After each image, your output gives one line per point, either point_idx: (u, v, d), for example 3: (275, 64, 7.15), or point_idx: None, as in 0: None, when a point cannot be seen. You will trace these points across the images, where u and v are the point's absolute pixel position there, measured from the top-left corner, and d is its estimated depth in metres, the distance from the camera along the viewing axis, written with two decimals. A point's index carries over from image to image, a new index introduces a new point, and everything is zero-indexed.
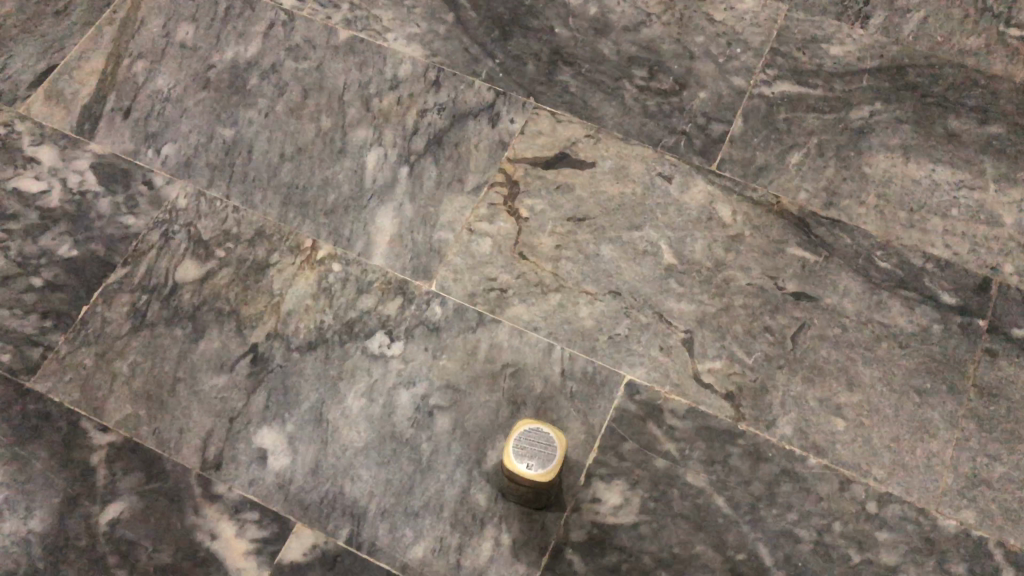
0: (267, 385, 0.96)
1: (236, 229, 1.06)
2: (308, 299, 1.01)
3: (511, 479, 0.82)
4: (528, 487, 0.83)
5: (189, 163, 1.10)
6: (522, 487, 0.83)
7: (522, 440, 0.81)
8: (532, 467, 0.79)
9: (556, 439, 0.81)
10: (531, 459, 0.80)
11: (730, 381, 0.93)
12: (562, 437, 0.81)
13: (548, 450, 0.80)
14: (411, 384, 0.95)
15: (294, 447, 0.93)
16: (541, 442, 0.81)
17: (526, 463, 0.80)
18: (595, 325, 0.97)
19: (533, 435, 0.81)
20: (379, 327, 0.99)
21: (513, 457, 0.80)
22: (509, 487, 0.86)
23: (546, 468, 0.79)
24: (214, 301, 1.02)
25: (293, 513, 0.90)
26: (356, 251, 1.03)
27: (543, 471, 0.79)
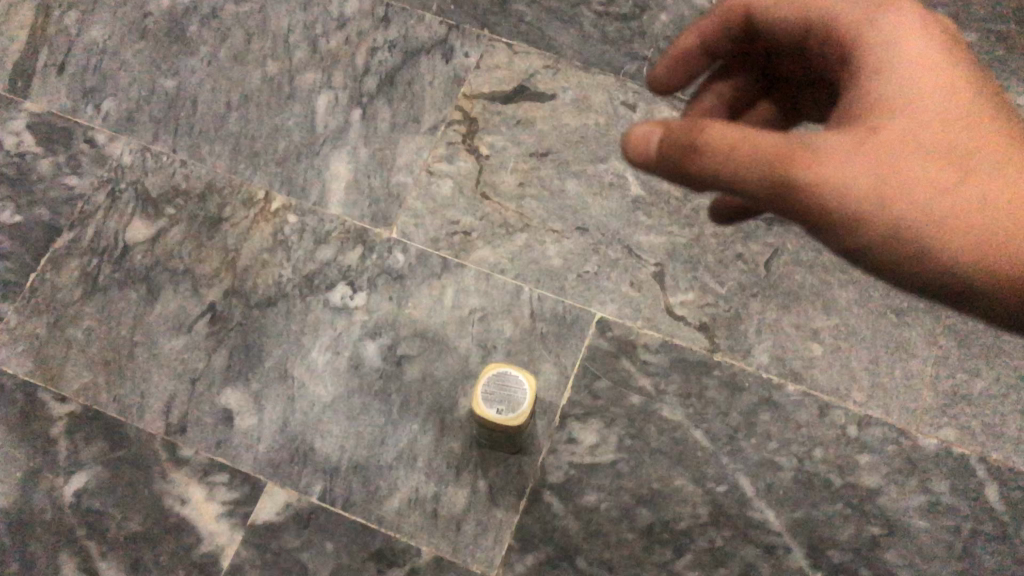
0: (228, 344, 0.93)
1: (185, 184, 1.02)
2: (264, 253, 0.97)
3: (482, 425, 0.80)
4: (501, 432, 0.81)
5: (131, 118, 1.05)
6: (494, 433, 0.81)
7: (491, 385, 0.78)
8: (501, 412, 0.77)
9: (525, 380, 0.78)
10: (501, 404, 0.77)
11: (703, 312, 0.91)
12: (530, 378, 0.79)
13: (515, 393, 0.78)
14: (377, 335, 0.92)
15: (260, 406, 0.90)
16: (510, 385, 0.78)
17: (495, 409, 0.77)
18: (564, 264, 0.94)
19: (500, 379, 0.78)
20: (341, 278, 0.95)
21: (482, 403, 0.78)
22: (481, 433, 0.83)
23: (516, 412, 0.77)
24: (168, 261, 0.98)
25: (263, 472, 0.88)
26: (312, 201, 0.99)
27: (512, 415, 0.77)
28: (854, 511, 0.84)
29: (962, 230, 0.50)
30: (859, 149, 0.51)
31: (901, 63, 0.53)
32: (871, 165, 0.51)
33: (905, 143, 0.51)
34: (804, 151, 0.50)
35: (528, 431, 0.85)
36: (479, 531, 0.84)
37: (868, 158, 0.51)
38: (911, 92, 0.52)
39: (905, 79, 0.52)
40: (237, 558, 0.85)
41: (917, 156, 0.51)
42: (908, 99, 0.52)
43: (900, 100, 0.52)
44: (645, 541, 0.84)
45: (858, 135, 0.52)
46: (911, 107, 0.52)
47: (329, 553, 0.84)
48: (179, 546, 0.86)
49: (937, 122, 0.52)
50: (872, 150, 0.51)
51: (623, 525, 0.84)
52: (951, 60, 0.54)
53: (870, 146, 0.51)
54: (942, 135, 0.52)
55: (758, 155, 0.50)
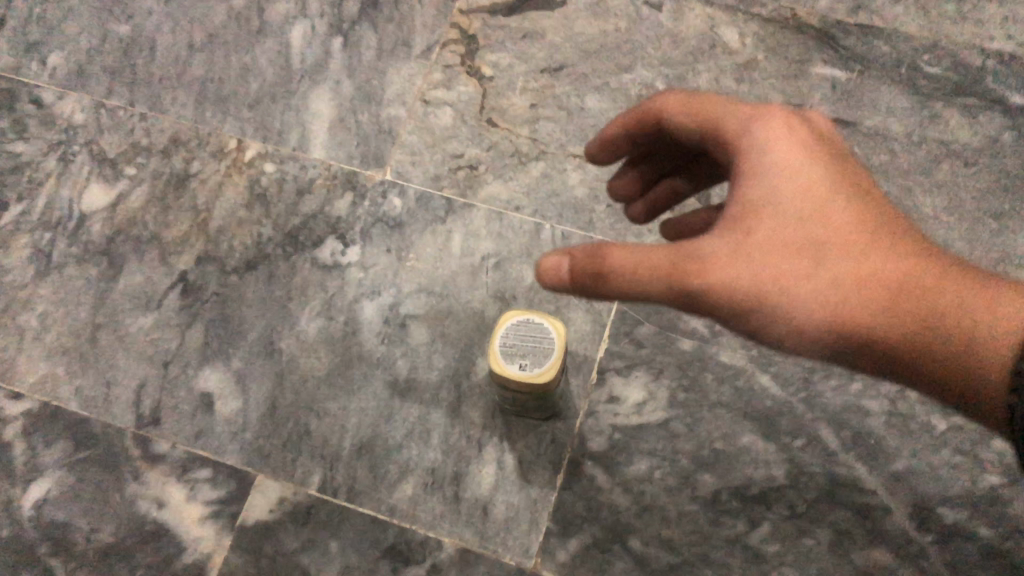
0: (204, 318, 0.80)
1: (146, 140, 0.88)
2: (240, 210, 0.83)
3: (504, 387, 0.66)
4: (527, 395, 0.67)
5: (82, 71, 0.92)
6: (519, 396, 0.67)
7: (512, 337, 0.64)
8: (528, 367, 0.63)
9: (553, 329, 0.64)
10: (526, 357, 0.63)
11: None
12: (556, 323, 0.64)
13: (541, 343, 0.63)
14: (375, 294, 0.78)
15: (244, 387, 0.77)
16: (533, 334, 0.64)
17: (520, 364, 0.63)
18: (590, 194, 0.79)
19: (520, 327, 0.64)
20: (328, 231, 0.81)
21: (501, 358, 0.63)
22: (505, 399, 0.69)
23: (545, 365, 0.63)
24: (131, 228, 0.85)
25: (251, 464, 0.74)
26: (291, 146, 0.85)
27: (542, 370, 0.62)
28: (964, 459, 0.69)
29: (874, 311, 0.50)
30: (755, 248, 0.51)
31: (785, 164, 0.53)
32: (768, 264, 0.51)
33: (796, 239, 0.52)
34: (699, 256, 0.51)
35: (561, 392, 0.70)
36: (511, 515, 0.70)
37: (764, 259, 0.51)
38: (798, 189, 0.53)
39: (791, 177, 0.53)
40: (226, 566, 0.72)
41: (811, 250, 0.52)
42: (797, 195, 0.53)
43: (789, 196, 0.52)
44: (711, 513, 0.69)
45: (751, 234, 0.52)
46: (799, 203, 0.52)
47: (334, 553, 0.71)
48: (158, 557, 0.73)
49: (825, 215, 0.52)
50: (766, 248, 0.51)
51: (684, 496, 0.70)
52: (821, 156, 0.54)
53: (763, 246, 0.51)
54: (834, 226, 0.52)
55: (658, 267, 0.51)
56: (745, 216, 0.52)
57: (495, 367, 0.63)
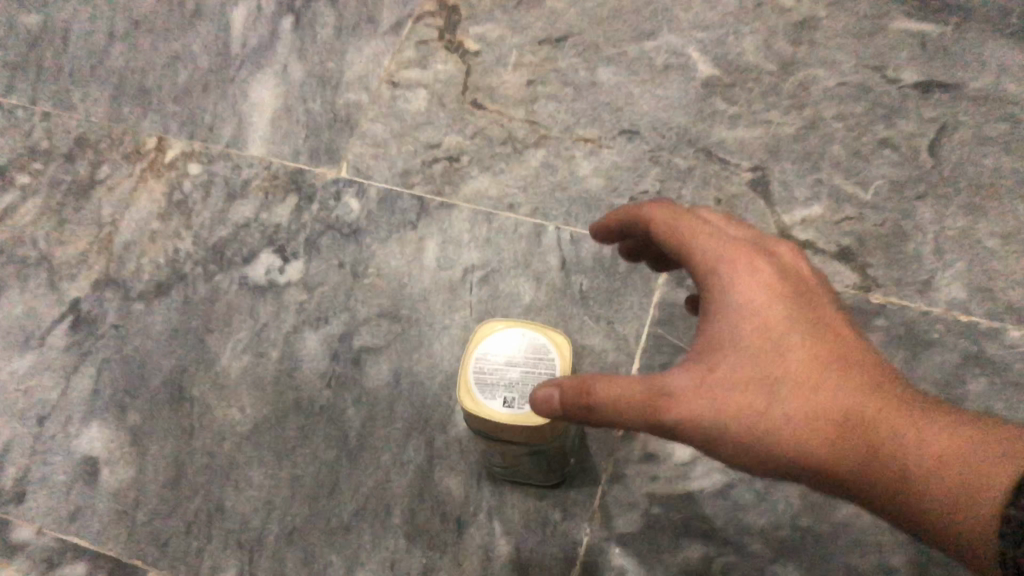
0: (96, 358, 0.60)
1: (46, 143, 0.70)
2: (154, 221, 0.65)
3: (486, 436, 0.45)
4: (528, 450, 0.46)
5: None
6: (517, 452, 0.46)
7: (493, 361, 0.44)
8: (516, 402, 0.42)
9: (556, 348, 0.44)
10: (512, 387, 0.43)
11: (844, 230, 0.54)
12: (552, 338, 0.45)
13: (533, 367, 0.44)
14: (321, 321, 0.58)
15: (140, 448, 0.56)
16: (519, 353, 0.44)
17: (503, 399, 0.43)
18: (607, 186, 0.58)
19: (500, 346, 0.44)
20: (264, 243, 0.62)
21: (477, 390, 0.43)
22: (498, 457, 0.49)
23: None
24: (16, 248, 0.66)
25: (141, 555, 0.54)
26: (223, 142, 0.67)
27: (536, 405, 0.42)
28: None
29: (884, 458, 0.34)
30: (727, 386, 0.36)
31: (771, 286, 0.38)
32: (749, 406, 0.36)
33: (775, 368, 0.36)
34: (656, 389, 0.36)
35: (571, 444, 0.49)
36: None
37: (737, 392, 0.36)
38: (787, 315, 0.37)
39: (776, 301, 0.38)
40: None
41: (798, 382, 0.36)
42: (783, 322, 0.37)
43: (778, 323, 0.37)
44: None
45: (726, 364, 0.37)
46: (788, 330, 0.37)
47: None
48: None
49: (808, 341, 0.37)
50: (747, 389, 0.36)
51: None
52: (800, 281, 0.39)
53: (741, 382, 0.36)
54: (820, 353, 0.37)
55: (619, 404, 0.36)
56: (715, 346, 0.37)
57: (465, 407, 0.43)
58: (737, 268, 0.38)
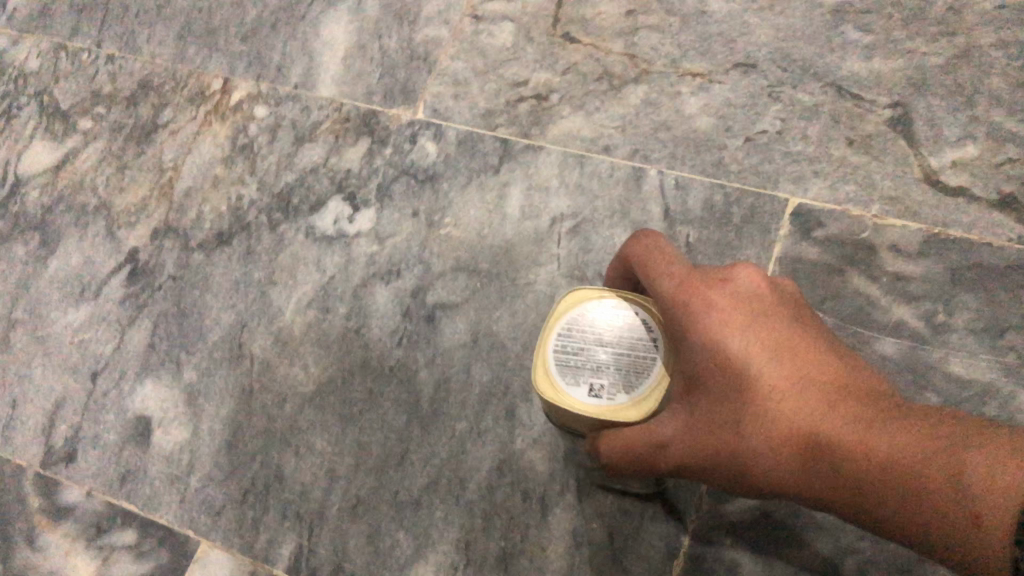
0: (152, 311, 0.56)
1: (109, 86, 0.67)
2: (217, 167, 0.60)
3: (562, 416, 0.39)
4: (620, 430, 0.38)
5: (46, 10, 0.72)
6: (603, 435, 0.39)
7: (580, 342, 0.39)
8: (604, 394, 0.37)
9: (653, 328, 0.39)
10: (601, 375, 0.38)
11: (1007, 174, 0.46)
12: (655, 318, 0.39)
13: (631, 352, 0.38)
14: (392, 275, 0.53)
15: (195, 408, 0.52)
16: (611, 335, 0.39)
17: (589, 386, 0.38)
18: (718, 126, 0.51)
19: (594, 324, 0.39)
20: (332, 190, 0.56)
21: (560, 375, 0.38)
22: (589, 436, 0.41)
23: (637, 387, 0.37)
24: (75, 195, 0.62)
25: (194, 525, 0.49)
26: (291, 83, 0.61)
27: (629, 399, 0.37)
28: None
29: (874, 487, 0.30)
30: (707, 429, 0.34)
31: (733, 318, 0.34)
32: (738, 450, 0.33)
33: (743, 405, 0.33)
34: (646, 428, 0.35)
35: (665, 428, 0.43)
36: None
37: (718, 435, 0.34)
38: (752, 348, 0.34)
39: (744, 336, 0.34)
40: None
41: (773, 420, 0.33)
42: (748, 358, 0.33)
43: (747, 359, 0.33)
44: None
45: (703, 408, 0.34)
46: (759, 365, 0.33)
47: None
48: None
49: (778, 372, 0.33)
50: (730, 437, 0.34)
51: None
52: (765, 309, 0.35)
53: (721, 426, 0.34)
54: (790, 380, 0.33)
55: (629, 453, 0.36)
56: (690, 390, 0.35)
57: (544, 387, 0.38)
58: (689, 309, 0.35)
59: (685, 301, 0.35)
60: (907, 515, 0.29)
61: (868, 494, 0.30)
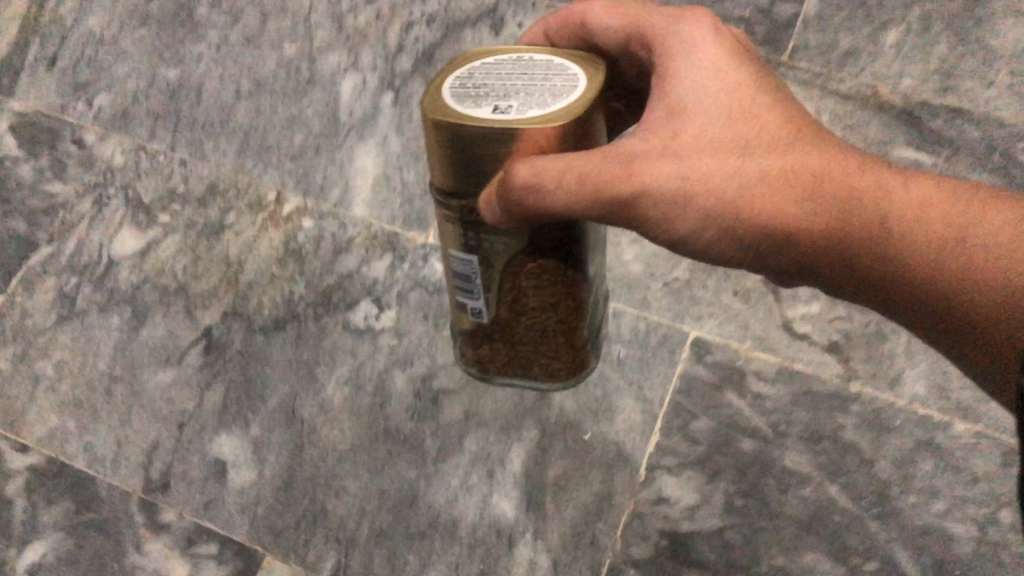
0: (224, 377, 0.75)
1: (183, 187, 0.85)
2: (273, 265, 0.79)
3: (460, 174, 0.47)
4: (504, 268, 0.54)
5: (126, 114, 0.90)
6: (493, 270, 0.54)
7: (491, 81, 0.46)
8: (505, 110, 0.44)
9: (571, 80, 0.46)
10: (504, 97, 0.45)
11: (832, 326, 0.69)
12: (575, 64, 0.47)
13: (544, 85, 0.46)
14: (408, 364, 0.74)
15: (261, 455, 0.71)
16: (528, 84, 0.46)
17: (498, 105, 0.44)
18: (645, 269, 0.74)
19: (510, 77, 0.46)
20: (363, 293, 0.77)
21: (467, 99, 0.45)
22: (477, 272, 0.55)
23: (544, 108, 0.45)
24: (158, 277, 0.81)
25: (262, 542, 0.68)
26: (331, 201, 0.82)
27: (536, 113, 0.44)
28: None
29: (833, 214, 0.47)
30: (696, 158, 0.48)
31: (728, 87, 0.51)
32: (731, 170, 0.48)
33: (729, 144, 0.49)
34: (628, 161, 0.48)
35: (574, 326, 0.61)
36: None
37: (702, 159, 0.48)
38: (742, 109, 0.50)
39: (741, 104, 0.50)
40: None
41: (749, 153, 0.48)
42: (741, 112, 0.50)
43: (738, 110, 0.50)
44: None
45: (694, 144, 0.49)
46: (756, 113, 0.50)
47: None
48: None
49: (755, 124, 0.50)
50: (721, 166, 0.48)
51: None
52: (749, 87, 0.51)
53: (723, 148, 0.49)
54: (764, 130, 0.49)
55: (582, 179, 0.46)
56: (686, 123, 0.50)
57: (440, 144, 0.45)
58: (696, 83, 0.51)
59: (699, 78, 0.51)
60: (865, 230, 0.47)
61: (831, 209, 0.47)
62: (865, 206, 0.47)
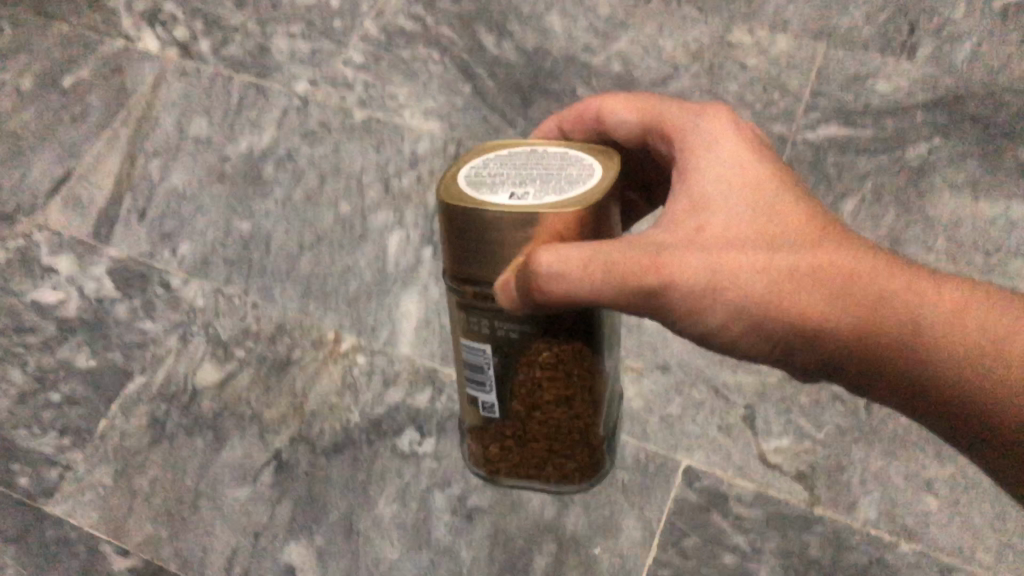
0: (292, 494, 0.90)
1: (255, 326, 1.01)
2: (333, 396, 0.95)
3: (486, 264, 0.60)
4: (524, 363, 0.68)
5: (206, 260, 1.06)
6: (513, 362, 0.68)
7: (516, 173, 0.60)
8: (524, 195, 0.58)
9: (580, 176, 0.60)
10: (523, 187, 0.59)
11: (801, 458, 0.84)
12: (589, 160, 0.61)
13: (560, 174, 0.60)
14: (446, 484, 0.89)
15: (323, 563, 0.86)
16: (546, 176, 0.60)
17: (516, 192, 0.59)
18: (644, 405, 0.89)
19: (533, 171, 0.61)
20: (409, 421, 0.93)
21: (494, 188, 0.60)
22: (489, 364, 0.68)
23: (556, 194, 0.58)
24: (235, 405, 0.96)
25: None
26: (381, 340, 0.99)
27: (549, 198, 0.58)
28: None
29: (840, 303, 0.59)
30: (723, 249, 0.60)
31: (752, 188, 0.63)
32: (755, 261, 0.59)
33: (753, 239, 0.60)
34: (656, 255, 0.58)
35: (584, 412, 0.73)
36: None
37: (730, 250, 0.60)
38: (764, 208, 0.62)
39: (762, 202, 0.62)
40: None
41: (771, 246, 0.60)
42: (762, 210, 0.62)
43: (761, 207, 0.62)
44: None
45: (720, 238, 0.60)
46: (778, 212, 0.62)
47: None
48: None
49: (778, 221, 0.61)
50: (745, 258, 0.59)
51: None
52: (769, 188, 0.63)
53: (747, 244, 0.60)
54: (783, 226, 0.61)
55: (600, 269, 0.57)
56: (711, 222, 0.61)
57: (472, 240, 0.59)
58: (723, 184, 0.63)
59: (723, 182, 0.63)
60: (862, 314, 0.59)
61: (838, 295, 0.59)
62: (864, 296, 0.59)
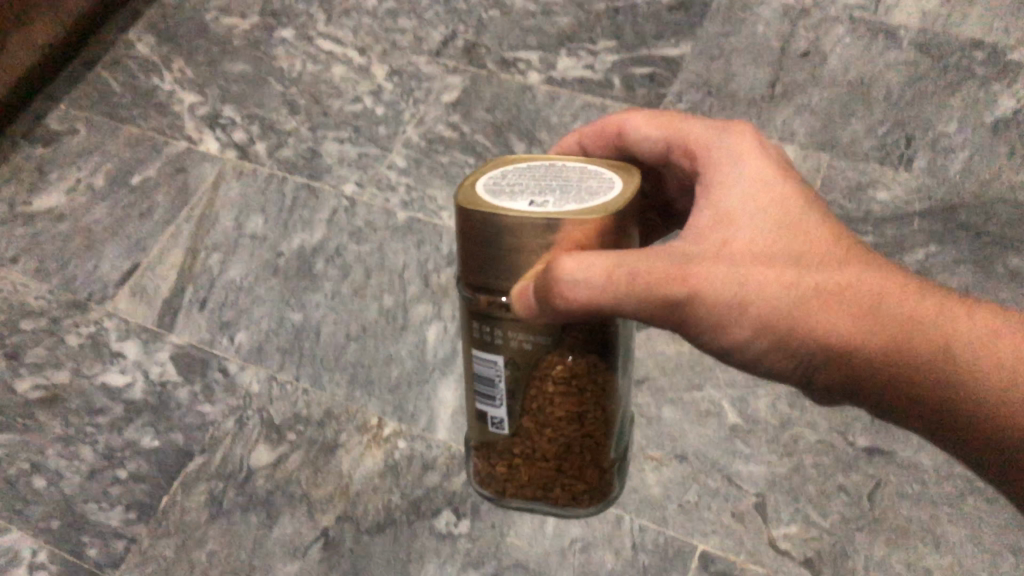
0: (338, 570, 0.99)
1: (305, 411, 1.10)
2: (376, 477, 1.04)
3: (505, 270, 0.67)
4: (538, 375, 0.74)
5: (260, 347, 1.15)
6: (528, 374, 0.74)
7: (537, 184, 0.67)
8: (544, 203, 0.65)
9: (601, 191, 0.67)
10: (544, 196, 0.66)
11: (808, 545, 0.91)
12: (612, 176, 0.68)
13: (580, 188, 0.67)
14: (479, 564, 0.97)
15: None
16: (567, 188, 0.67)
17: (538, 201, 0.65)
18: (663, 492, 0.96)
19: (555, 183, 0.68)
20: (445, 503, 1.01)
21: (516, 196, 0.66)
22: (500, 372, 0.75)
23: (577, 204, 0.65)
24: (286, 485, 1.05)
25: None
26: (420, 426, 1.07)
27: (572, 206, 0.65)
28: None
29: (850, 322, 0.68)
30: (750, 265, 0.68)
31: (779, 205, 0.71)
32: (776, 277, 0.68)
33: (777, 258, 0.69)
34: (685, 269, 0.67)
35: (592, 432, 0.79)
36: None
37: (756, 266, 0.68)
38: (787, 224, 0.70)
39: (787, 219, 0.71)
40: None
41: (795, 263, 0.69)
42: (786, 226, 0.70)
43: (785, 224, 0.70)
44: None
45: (747, 254, 0.69)
46: (801, 229, 0.70)
47: None
48: None
49: (802, 238, 0.70)
50: (768, 275, 0.68)
51: None
52: (795, 205, 0.72)
53: (768, 262, 0.68)
54: (805, 245, 0.70)
55: (623, 277, 0.64)
56: (738, 238, 0.70)
57: (494, 247, 0.66)
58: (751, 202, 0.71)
59: (752, 198, 0.72)
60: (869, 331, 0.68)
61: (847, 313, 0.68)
62: (870, 316, 0.68)
